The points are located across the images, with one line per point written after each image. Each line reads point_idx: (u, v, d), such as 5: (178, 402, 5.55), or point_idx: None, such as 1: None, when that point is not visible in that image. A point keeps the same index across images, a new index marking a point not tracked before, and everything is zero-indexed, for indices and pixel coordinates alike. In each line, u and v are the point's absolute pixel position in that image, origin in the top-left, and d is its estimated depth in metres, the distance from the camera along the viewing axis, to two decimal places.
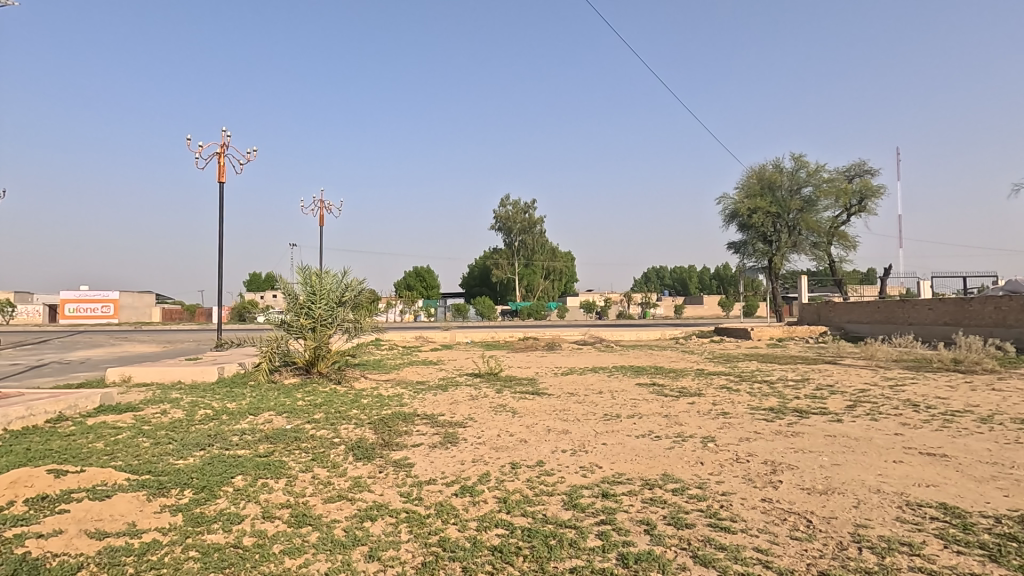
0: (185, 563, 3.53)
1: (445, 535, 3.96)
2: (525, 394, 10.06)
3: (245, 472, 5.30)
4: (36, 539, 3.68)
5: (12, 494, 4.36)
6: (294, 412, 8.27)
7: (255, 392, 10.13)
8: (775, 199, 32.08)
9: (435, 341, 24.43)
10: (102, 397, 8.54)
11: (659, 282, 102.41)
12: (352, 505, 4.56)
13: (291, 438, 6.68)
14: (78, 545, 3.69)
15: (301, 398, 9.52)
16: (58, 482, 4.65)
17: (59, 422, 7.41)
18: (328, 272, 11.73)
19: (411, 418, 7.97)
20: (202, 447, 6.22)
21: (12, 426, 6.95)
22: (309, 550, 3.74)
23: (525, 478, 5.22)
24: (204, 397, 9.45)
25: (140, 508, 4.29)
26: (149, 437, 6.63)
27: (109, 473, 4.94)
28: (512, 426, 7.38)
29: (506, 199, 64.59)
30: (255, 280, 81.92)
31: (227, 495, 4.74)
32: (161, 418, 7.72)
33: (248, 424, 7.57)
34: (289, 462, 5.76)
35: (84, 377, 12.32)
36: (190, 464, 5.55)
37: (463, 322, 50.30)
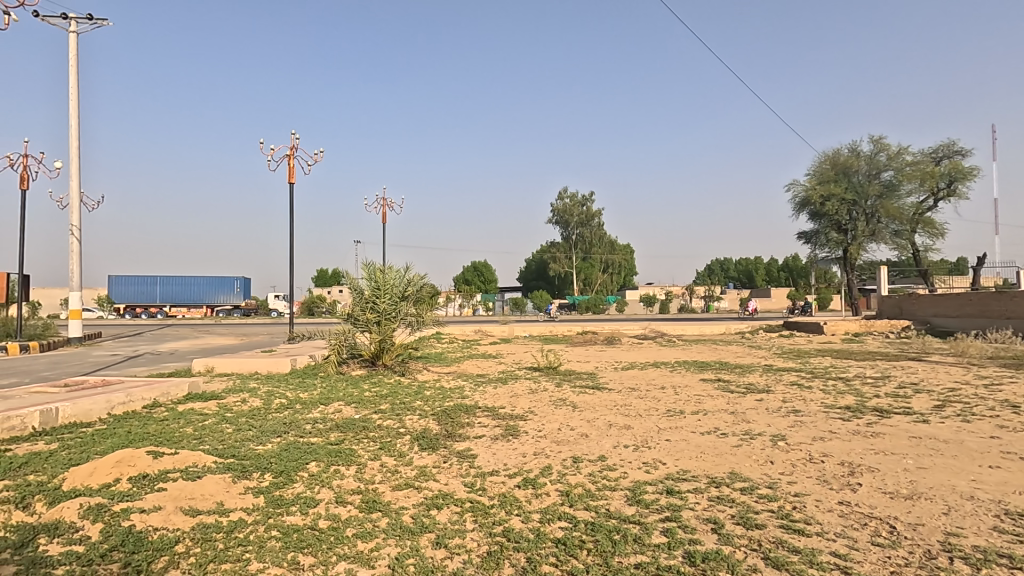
0: (269, 541, 3.78)
1: (509, 525, 4.03)
2: (586, 388, 10.01)
3: (318, 459, 5.59)
4: (140, 513, 4.05)
5: (118, 472, 4.80)
6: (362, 402, 8.63)
7: (325, 382, 10.64)
8: (850, 184, 30.23)
9: (494, 335, 24.69)
10: (190, 386, 9.23)
11: (723, 274, 98.85)
12: (419, 493, 4.72)
13: (360, 427, 6.98)
14: (175, 520, 4.02)
15: (368, 389, 9.93)
16: (157, 462, 5.08)
17: (154, 408, 8.10)
18: (392, 268, 12.13)
19: (473, 410, 8.14)
20: (279, 434, 6.61)
21: (115, 411, 7.66)
22: (380, 535, 3.91)
23: (587, 472, 5.21)
24: (279, 386, 10.02)
25: (227, 489, 4.63)
26: (232, 423, 7.12)
27: (200, 456, 5.36)
28: (573, 420, 7.38)
29: (563, 192, 64.69)
30: (322, 275, 86.38)
31: (304, 480, 5.02)
32: (242, 406, 8.28)
33: (319, 413, 7.98)
34: (359, 450, 6.02)
35: (173, 367, 13.38)
36: (269, 450, 5.91)
37: (555, 321, 38.17)
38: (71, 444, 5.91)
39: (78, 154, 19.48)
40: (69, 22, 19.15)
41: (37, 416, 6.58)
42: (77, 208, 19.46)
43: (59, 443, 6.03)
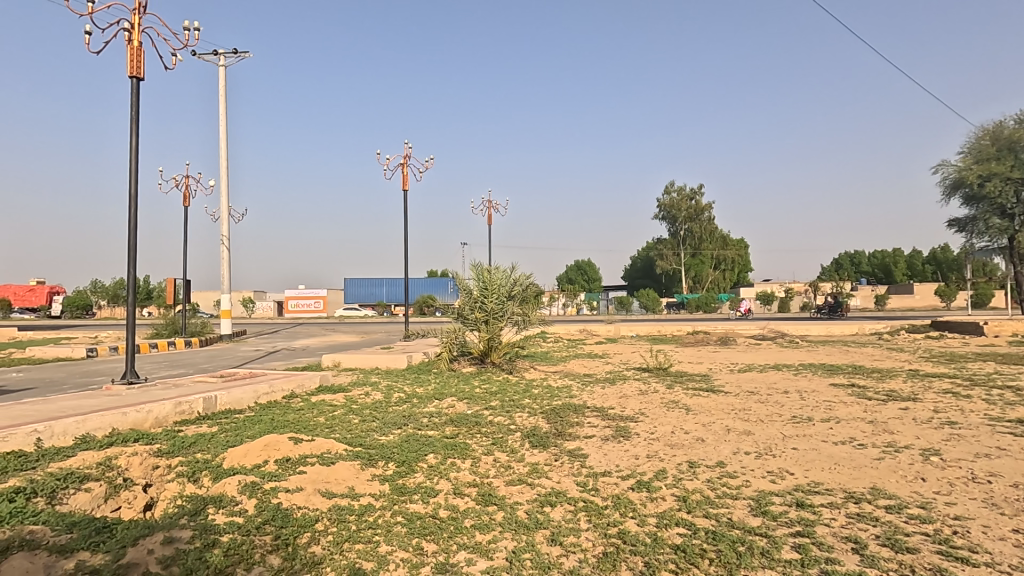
0: (395, 526, 4.03)
1: (624, 528, 3.96)
2: (699, 391, 9.57)
3: (436, 451, 5.87)
4: (286, 492, 4.51)
5: (266, 454, 5.40)
6: (474, 398, 8.93)
7: (438, 378, 11.17)
8: (1017, 161, 26.02)
9: (599, 334, 24.42)
10: (321, 378, 10.14)
11: (854, 269, 89.59)
12: (532, 490, 4.79)
13: (473, 423, 7.22)
14: (314, 501, 4.44)
15: (479, 386, 10.27)
16: (297, 447, 5.63)
17: (291, 398, 9.00)
18: (498, 269, 12.41)
19: (582, 409, 8.10)
20: (399, 426, 7.04)
21: (261, 400, 8.63)
22: (497, 528, 4.02)
23: (705, 478, 4.97)
24: (397, 381, 10.69)
25: (357, 475, 5.01)
26: (358, 414, 7.69)
27: (332, 444, 5.86)
28: (687, 423, 7.09)
29: (670, 186, 62.42)
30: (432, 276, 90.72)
31: (423, 470, 5.31)
32: (366, 399, 8.92)
33: (435, 408, 8.38)
34: (473, 445, 6.23)
35: (306, 361, 14.76)
36: (391, 441, 6.32)
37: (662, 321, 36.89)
38: (227, 428, 6.73)
39: (227, 172, 22.14)
40: (218, 57, 21.84)
41: (200, 403, 7.58)
42: (226, 220, 22.13)
43: (218, 426, 6.89)
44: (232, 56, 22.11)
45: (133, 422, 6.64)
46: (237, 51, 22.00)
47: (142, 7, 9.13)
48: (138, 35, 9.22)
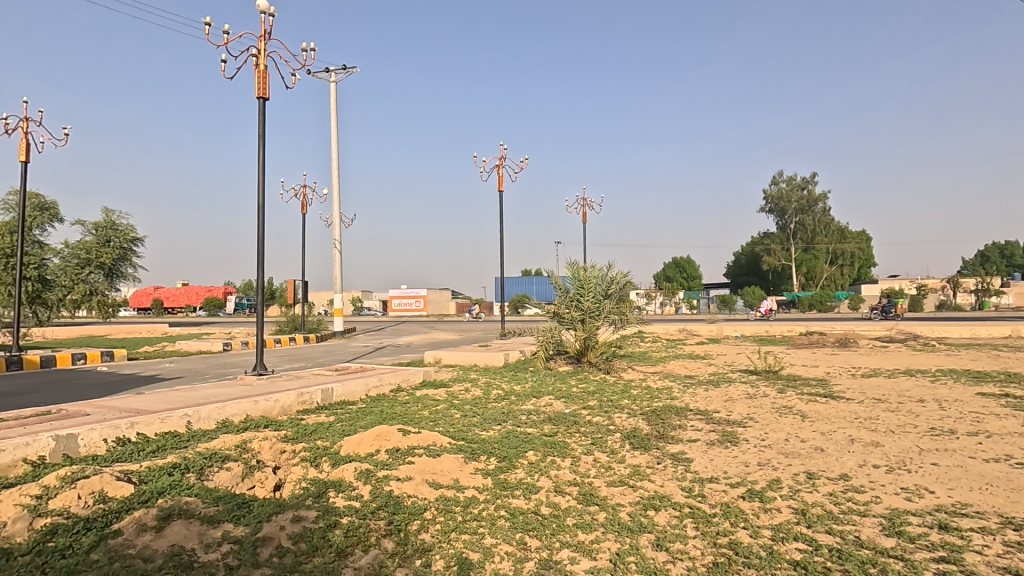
0: (499, 519, 4.13)
1: (736, 538, 3.76)
2: (816, 396, 8.83)
3: (535, 448, 5.92)
4: (397, 481, 4.78)
5: (378, 444, 5.75)
6: (571, 397, 8.91)
7: (536, 376, 11.26)
8: None
9: (700, 334, 23.37)
10: (425, 374, 10.62)
11: (1005, 262, 78.23)
12: (635, 492, 4.68)
13: (571, 422, 7.21)
14: (423, 490, 4.65)
15: (576, 385, 10.22)
16: (405, 438, 5.94)
17: (398, 392, 9.51)
18: (594, 267, 12.33)
19: (685, 412, 7.80)
20: (499, 423, 7.19)
21: (371, 393, 9.21)
22: (599, 528, 3.98)
23: (826, 491, 4.58)
24: (496, 378, 10.93)
25: (461, 467, 5.19)
26: (460, 409, 7.96)
27: (437, 437, 6.11)
28: (803, 431, 6.58)
29: (778, 176, 58.30)
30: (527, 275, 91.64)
31: (524, 467, 5.38)
32: (466, 395, 9.21)
33: (533, 405, 8.47)
34: (571, 444, 6.22)
35: (410, 358, 15.53)
36: (492, 436, 6.47)
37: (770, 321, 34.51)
38: (342, 418, 7.25)
39: (338, 180, 23.86)
40: (330, 74, 23.58)
41: (319, 394, 8.24)
42: (338, 225, 23.85)
43: (334, 416, 7.45)
44: (342, 72, 23.79)
45: (263, 410, 7.35)
46: (345, 67, 23.64)
47: (267, 34, 10.09)
48: (264, 59, 10.20)
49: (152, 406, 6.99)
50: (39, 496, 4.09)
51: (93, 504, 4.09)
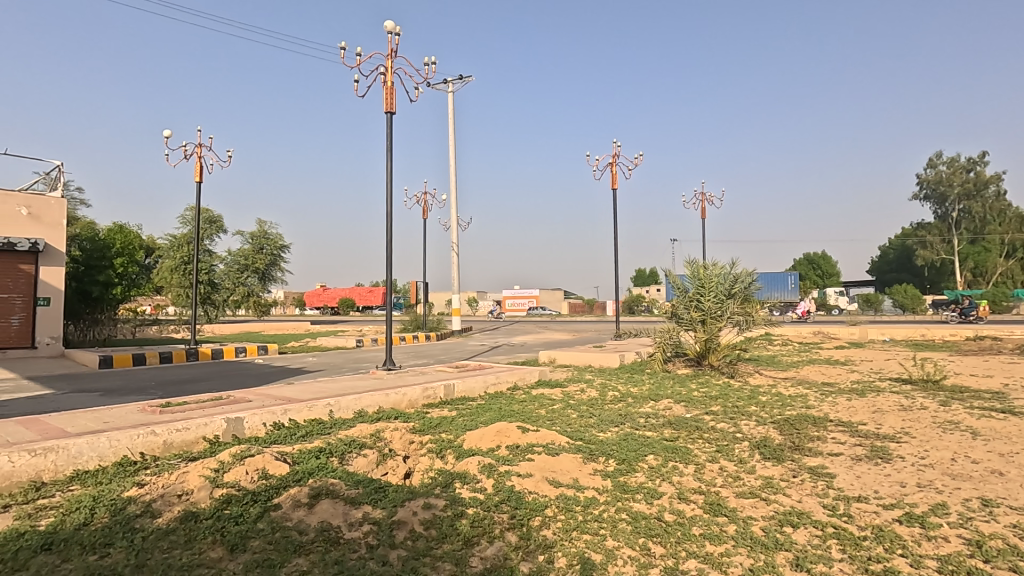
0: (621, 523, 4.07)
1: (891, 566, 3.36)
2: (991, 411, 7.59)
3: (656, 453, 5.74)
4: (518, 476, 4.89)
5: (499, 440, 5.93)
6: (692, 402, 8.50)
7: (653, 379, 10.89)
8: None
9: (840, 338, 21.11)
10: (540, 373, 10.75)
11: None
12: (768, 506, 4.36)
13: (694, 427, 6.88)
14: (543, 487, 4.72)
15: (697, 389, 9.74)
16: (524, 436, 6.07)
17: (515, 390, 9.73)
18: (717, 265, 11.71)
19: (824, 422, 7.11)
20: (617, 424, 7.08)
21: (490, 390, 9.52)
22: (729, 541, 3.77)
23: (1008, 522, 3.93)
24: (611, 380, 10.74)
25: (580, 468, 5.19)
26: (576, 410, 7.95)
27: (555, 435, 6.16)
28: (975, 451, 5.69)
29: (937, 158, 51.03)
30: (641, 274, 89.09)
31: (644, 471, 5.24)
32: (582, 395, 9.17)
33: (651, 409, 8.21)
34: (695, 450, 5.94)
35: (525, 357, 15.80)
36: (610, 438, 6.37)
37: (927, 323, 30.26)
38: (464, 413, 7.58)
39: (456, 186, 24.96)
40: (447, 85, 24.74)
41: (442, 389, 8.69)
42: (456, 229, 24.94)
43: (457, 411, 7.81)
44: (459, 82, 24.85)
45: (393, 402, 7.92)
46: (462, 76, 24.68)
47: (394, 52, 10.84)
48: (391, 76, 10.98)
49: (300, 395, 7.82)
50: (217, 469, 4.76)
51: (258, 479, 4.68)
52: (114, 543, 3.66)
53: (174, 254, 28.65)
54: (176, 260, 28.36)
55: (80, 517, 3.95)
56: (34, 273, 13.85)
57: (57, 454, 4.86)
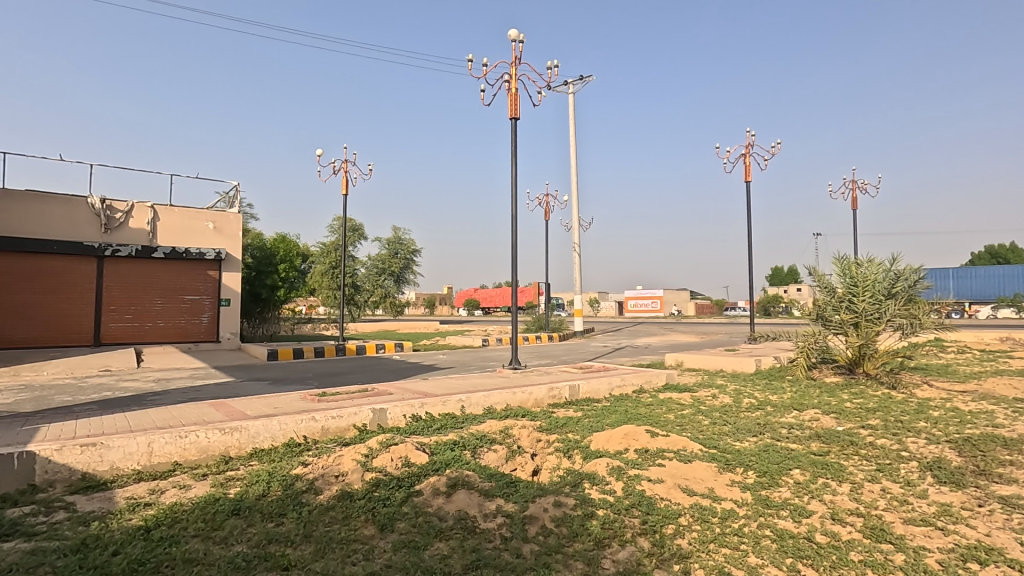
0: (763, 539, 3.80)
1: None
2: None
3: (802, 467, 5.27)
4: (648, 482, 4.77)
5: (627, 443, 5.84)
6: (844, 413, 7.66)
7: (795, 386, 9.97)
8: None
9: None
10: (668, 377, 10.36)
11: None
12: (946, 537, 3.80)
13: (847, 442, 6.20)
14: (676, 495, 4.55)
15: (849, 400, 8.75)
16: (654, 440, 5.90)
17: (641, 393, 9.48)
18: (873, 262, 10.46)
19: (1017, 445, 6.02)
20: (755, 434, 6.60)
21: (615, 392, 9.38)
22: (896, 571, 3.35)
23: None
24: (747, 386, 10.02)
25: (715, 477, 4.93)
26: (708, 416, 7.54)
27: (687, 442, 5.91)
28: None
29: None
30: (778, 272, 82.33)
31: (790, 486, 4.83)
32: (714, 401, 8.68)
33: (795, 419, 7.54)
34: (849, 467, 5.35)
35: (650, 359, 15.34)
36: (748, 448, 5.96)
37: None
38: (589, 414, 7.55)
39: (577, 186, 24.95)
40: (568, 86, 24.83)
41: (567, 389, 8.74)
42: (577, 230, 24.94)
43: (582, 412, 7.81)
44: (579, 82, 24.83)
45: (520, 400, 8.11)
46: (583, 76, 24.62)
47: (518, 59, 11.13)
48: (515, 83, 11.29)
49: (434, 391, 8.33)
50: (366, 454, 5.25)
51: (401, 466, 5.08)
52: (287, 513, 4.19)
53: (324, 260, 32.00)
54: (326, 265, 31.65)
55: (260, 489, 4.58)
56: (219, 278, 16.29)
57: (240, 433, 5.67)
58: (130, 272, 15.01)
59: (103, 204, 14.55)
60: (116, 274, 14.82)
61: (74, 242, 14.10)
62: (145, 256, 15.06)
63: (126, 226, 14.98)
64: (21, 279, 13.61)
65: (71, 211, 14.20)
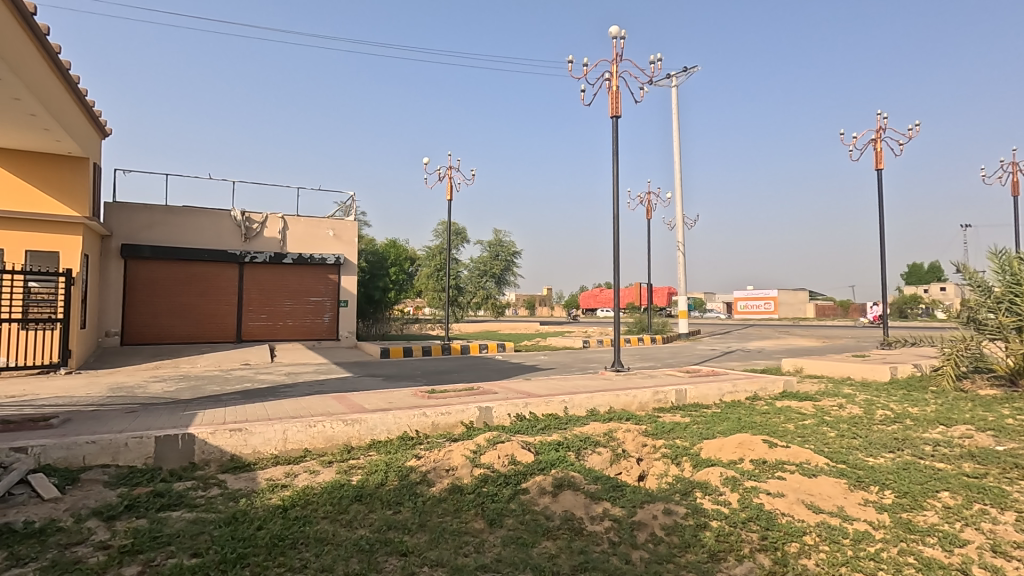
0: (906, 567, 3.42)
1: None
2: None
3: (953, 490, 4.65)
4: (767, 495, 4.47)
5: (742, 453, 5.52)
6: (1005, 431, 6.65)
7: (941, 398, 8.81)
8: None
9: None
10: (786, 383, 9.64)
11: None
12: None
13: (1010, 464, 5.37)
14: (799, 511, 4.23)
15: (1011, 416, 7.58)
16: (772, 451, 5.52)
17: (755, 400, 8.90)
18: None
19: None
20: (892, 450, 5.93)
21: (726, 398, 8.90)
22: None
23: None
24: (880, 396, 9.04)
25: (845, 495, 4.51)
26: (834, 428, 6.91)
27: (811, 455, 5.46)
28: None
29: None
30: (916, 270, 73.49)
31: (936, 511, 4.29)
32: (841, 412, 7.93)
33: (941, 435, 6.67)
34: (1014, 493, 4.64)
35: (764, 364, 14.35)
36: (884, 465, 5.38)
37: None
38: (698, 420, 7.23)
39: (682, 183, 23.99)
40: (672, 80, 23.97)
41: (673, 394, 8.43)
42: (682, 228, 23.95)
43: (690, 417, 7.49)
44: (684, 75, 23.85)
45: (624, 403, 7.96)
46: (688, 68, 23.63)
47: (620, 56, 10.94)
48: (617, 80, 11.10)
49: (537, 391, 8.41)
50: (475, 451, 5.43)
51: (507, 464, 5.19)
52: (403, 502, 4.45)
53: (430, 263, 33.54)
54: (432, 267, 33.18)
55: (379, 477, 4.91)
56: (338, 281, 17.67)
57: (360, 425, 6.11)
58: (265, 276, 16.74)
59: (243, 216, 16.36)
60: (254, 278, 16.60)
61: (221, 250, 16.01)
62: (277, 262, 16.72)
63: (261, 235, 16.73)
64: (180, 283, 15.69)
65: (218, 223, 16.14)
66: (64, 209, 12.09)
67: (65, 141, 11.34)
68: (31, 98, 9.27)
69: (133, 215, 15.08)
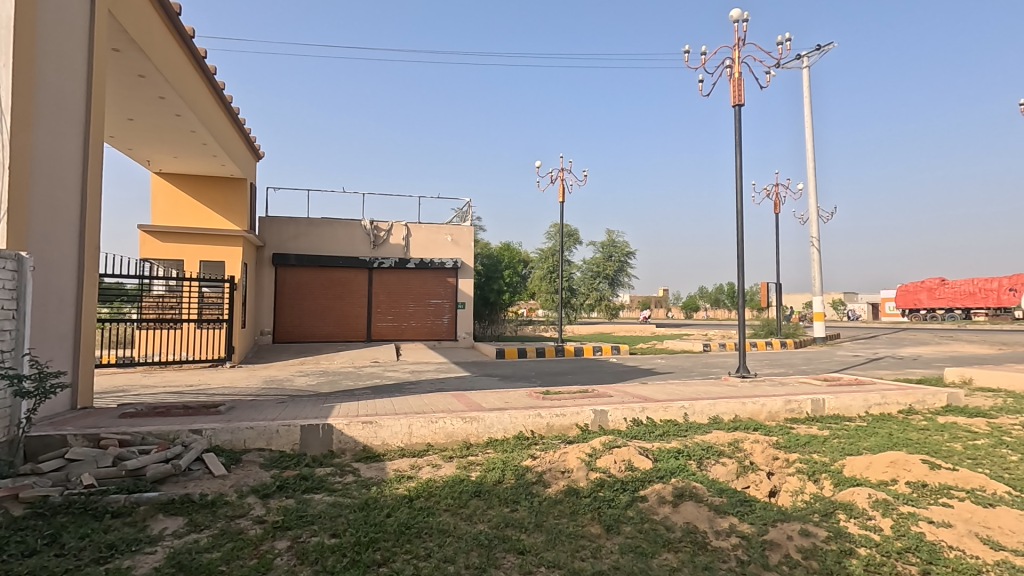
0: None
1: None
2: None
3: None
4: (929, 524, 3.91)
5: (896, 473, 4.89)
6: None
7: None
8: None
9: None
10: (950, 397, 8.36)
11: None
12: None
13: None
14: (971, 545, 3.64)
15: None
16: (935, 474, 4.82)
17: (910, 414, 7.84)
18: None
19: None
20: None
21: (873, 410, 7.94)
22: None
23: None
24: None
25: None
26: (1015, 450, 5.86)
27: (988, 481, 4.67)
28: None
29: None
30: None
31: None
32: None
33: None
34: None
35: (921, 374, 12.57)
36: None
37: None
38: (840, 434, 6.51)
39: (815, 172, 21.86)
40: (803, 60, 21.92)
41: (808, 404, 7.69)
42: (815, 222, 21.83)
43: (830, 430, 6.78)
44: (817, 53, 21.67)
45: (751, 412, 7.41)
46: (822, 45, 21.45)
47: (743, 40, 10.20)
48: (739, 66, 10.38)
49: (655, 395, 8.13)
50: (591, 454, 5.35)
51: (624, 470, 5.05)
52: (520, 501, 4.51)
53: (543, 265, 33.80)
54: (544, 270, 33.46)
55: (497, 475, 5.02)
56: (456, 284, 18.47)
57: (478, 423, 6.31)
58: (391, 279, 17.99)
59: (372, 225, 17.70)
60: (382, 282, 17.91)
61: (353, 257, 17.46)
62: (402, 267, 17.88)
63: (387, 242, 17.97)
64: (320, 288, 17.36)
65: (350, 232, 17.62)
66: (228, 224, 13.94)
67: (229, 166, 13.06)
68: (204, 131, 10.72)
69: (282, 227, 16.96)
